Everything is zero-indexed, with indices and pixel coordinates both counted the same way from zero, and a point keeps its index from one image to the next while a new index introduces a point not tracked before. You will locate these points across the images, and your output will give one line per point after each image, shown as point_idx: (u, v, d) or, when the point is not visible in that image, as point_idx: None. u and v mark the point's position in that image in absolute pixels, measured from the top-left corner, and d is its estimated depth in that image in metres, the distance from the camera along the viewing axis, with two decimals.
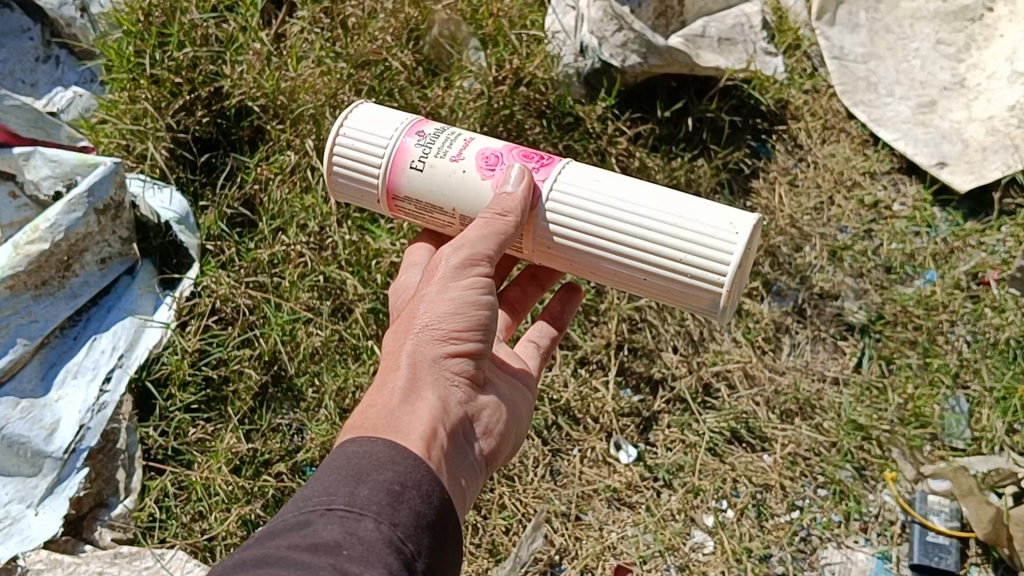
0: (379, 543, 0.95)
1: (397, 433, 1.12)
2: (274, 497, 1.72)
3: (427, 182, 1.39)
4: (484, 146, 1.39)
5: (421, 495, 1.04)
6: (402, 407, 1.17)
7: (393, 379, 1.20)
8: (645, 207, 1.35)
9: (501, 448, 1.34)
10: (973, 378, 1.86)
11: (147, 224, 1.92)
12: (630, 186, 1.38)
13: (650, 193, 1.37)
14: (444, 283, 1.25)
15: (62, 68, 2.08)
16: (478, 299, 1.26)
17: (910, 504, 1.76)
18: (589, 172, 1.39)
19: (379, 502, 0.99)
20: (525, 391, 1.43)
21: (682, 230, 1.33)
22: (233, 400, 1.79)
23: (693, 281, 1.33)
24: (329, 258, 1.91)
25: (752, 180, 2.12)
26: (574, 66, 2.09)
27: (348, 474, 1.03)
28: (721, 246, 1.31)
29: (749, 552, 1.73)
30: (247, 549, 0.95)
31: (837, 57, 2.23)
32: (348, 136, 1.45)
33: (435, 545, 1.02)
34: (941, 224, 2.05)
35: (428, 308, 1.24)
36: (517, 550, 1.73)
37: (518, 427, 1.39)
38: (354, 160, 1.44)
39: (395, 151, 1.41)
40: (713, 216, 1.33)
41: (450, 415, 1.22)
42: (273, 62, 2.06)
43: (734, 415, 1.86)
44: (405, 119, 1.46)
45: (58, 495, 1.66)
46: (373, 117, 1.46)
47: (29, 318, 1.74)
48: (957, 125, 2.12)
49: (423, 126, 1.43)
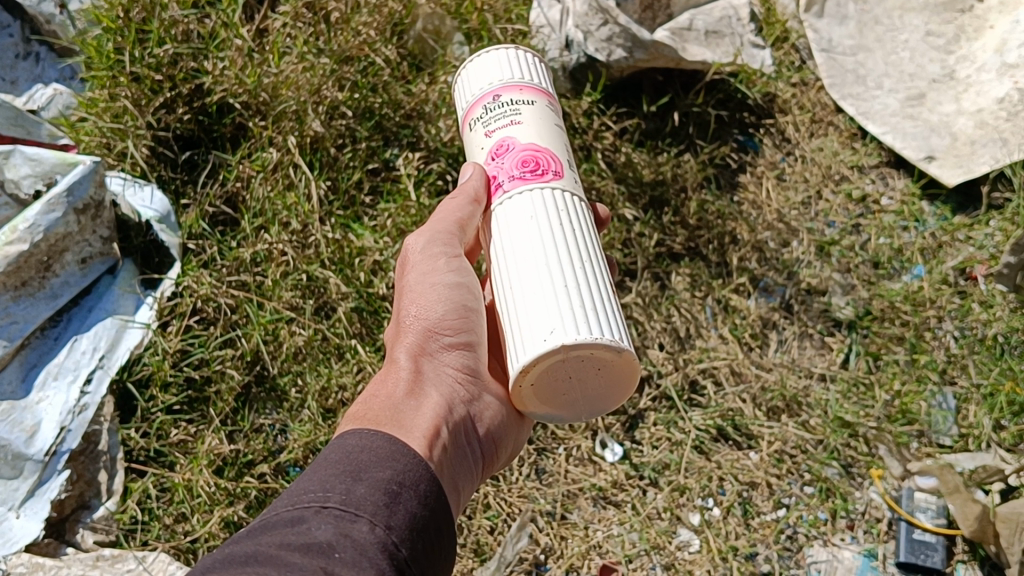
0: (373, 547, 0.93)
1: (400, 426, 1.14)
2: (257, 499, 1.71)
3: (466, 144, 1.37)
4: (516, 137, 1.30)
5: (417, 496, 1.02)
6: (406, 402, 1.20)
7: (396, 376, 1.24)
8: (512, 270, 1.23)
9: (502, 451, 1.33)
10: (961, 374, 1.84)
11: (128, 223, 1.89)
12: (528, 236, 1.23)
13: (533, 261, 1.22)
14: (423, 273, 1.31)
15: (41, 65, 2.07)
16: (460, 287, 1.29)
17: (897, 502, 1.75)
18: (519, 206, 1.26)
19: (375, 503, 0.97)
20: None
21: (516, 307, 1.20)
22: (215, 401, 1.78)
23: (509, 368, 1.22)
24: (311, 256, 1.90)
25: (739, 175, 2.11)
26: (560, 61, 2.07)
27: (346, 470, 1.01)
28: (515, 349, 1.18)
29: (735, 551, 1.71)
30: (237, 542, 0.92)
31: (826, 49, 2.21)
32: (466, 68, 1.42)
33: (428, 549, 0.99)
34: (929, 219, 2.05)
35: (415, 301, 1.29)
36: (501, 550, 1.72)
37: (523, 430, 1.38)
38: (458, 94, 1.43)
39: (470, 102, 1.38)
40: (545, 315, 1.16)
41: (454, 411, 1.23)
42: (255, 59, 2.04)
43: (719, 413, 1.85)
44: (518, 76, 1.37)
45: (39, 497, 1.65)
46: (497, 58, 1.39)
47: (9, 320, 1.72)
48: (946, 118, 2.10)
49: (508, 90, 1.35)
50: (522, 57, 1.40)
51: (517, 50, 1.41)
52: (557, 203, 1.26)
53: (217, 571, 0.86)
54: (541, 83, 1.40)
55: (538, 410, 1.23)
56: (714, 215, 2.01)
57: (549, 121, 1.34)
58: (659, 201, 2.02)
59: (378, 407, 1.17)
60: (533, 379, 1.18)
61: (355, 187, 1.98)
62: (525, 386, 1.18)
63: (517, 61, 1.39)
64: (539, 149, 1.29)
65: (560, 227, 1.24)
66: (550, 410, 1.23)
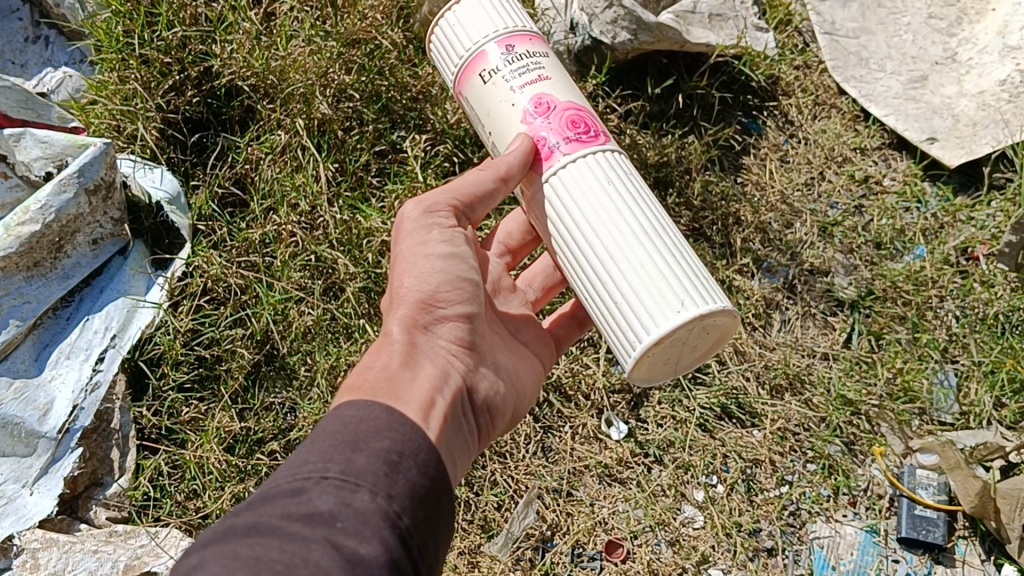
0: (375, 516, 0.93)
1: (396, 396, 1.14)
2: (268, 475, 1.75)
3: (485, 96, 1.38)
4: (547, 90, 1.35)
5: (417, 465, 1.02)
6: (402, 373, 1.20)
7: (390, 349, 1.24)
8: (607, 246, 1.29)
9: (499, 421, 1.35)
10: (961, 353, 1.88)
11: (138, 205, 1.91)
12: (611, 209, 1.30)
13: (631, 233, 1.29)
14: (416, 243, 1.30)
15: (51, 49, 2.09)
16: (451, 261, 1.29)
17: (898, 478, 1.78)
18: (586, 176, 1.31)
19: (376, 473, 0.97)
20: (532, 361, 1.45)
21: (621, 287, 1.27)
22: (226, 379, 1.81)
23: (613, 341, 1.30)
24: (319, 237, 1.92)
25: (743, 157, 2.12)
26: (565, 43, 2.09)
27: (345, 440, 1.00)
28: (641, 323, 1.25)
29: (738, 527, 1.74)
30: (240, 513, 0.93)
31: (829, 32, 2.23)
32: (461, 15, 1.41)
33: (429, 517, 1.00)
34: (932, 199, 2.07)
35: (410, 272, 1.28)
36: (508, 526, 1.74)
37: (518, 397, 1.40)
38: (452, 42, 1.42)
39: (475, 52, 1.38)
40: (661, 293, 1.24)
41: (450, 382, 1.24)
42: (263, 41, 2.06)
43: (723, 392, 1.86)
44: (521, 25, 1.40)
45: (53, 474, 1.68)
46: (493, 5, 1.41)
47: (22, 300, 1.74)
48: (948, 100, 2.13)
49: (517, 41, 1.38)
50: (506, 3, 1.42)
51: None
52: (618, 166, 1.34)
53: (220, 546, 0.88)
54: (529, 24, 1.42)
55: (643, 374, 1.32)
56: (718, 196, 2.02)
57: (562, 70, 1.39)
58: (663, 182, 2.02)
59: (374, 378, 1.17)
60: (659, 348, 1.26)
61: (363, 168, 2.00)
62: (653, 354, 1.27)
63: (506, 7, 1.41)
64: (577, 108, 1.35)
65: (635, 193, 1.33)
66: (654, 371, 1.34)
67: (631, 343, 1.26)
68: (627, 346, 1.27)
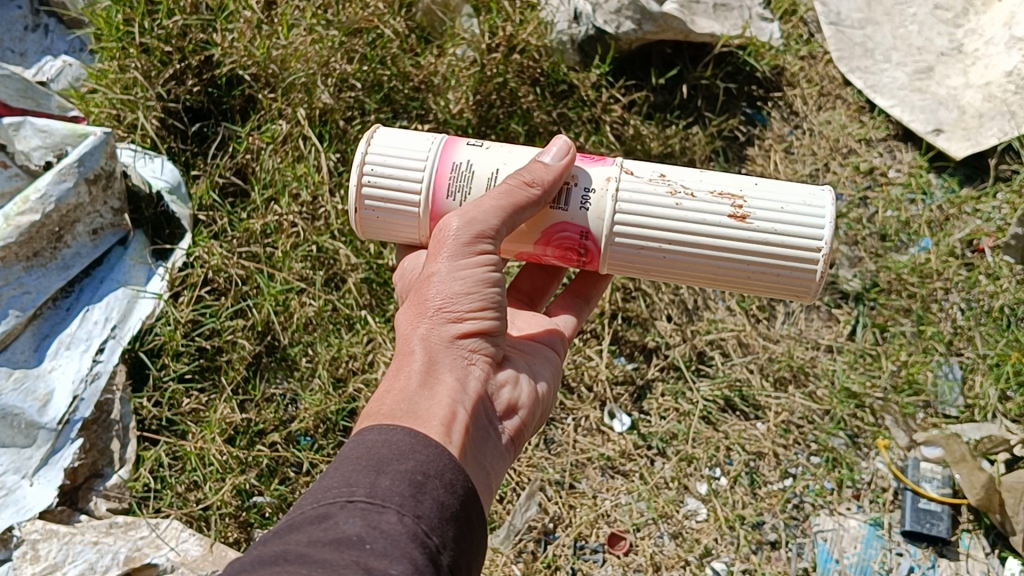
0: (403, 538, 0.86)
1: (418, 418, 1.04)
2: (268, 467, 1.74)
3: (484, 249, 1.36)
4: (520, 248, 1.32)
5: (444, 484, 0.94)
6: (420, 392, 1.09)
7: (408, 367, 1.13)
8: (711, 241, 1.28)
9: (529, 424, 1.24)
10: (966, 345, 1.87)
11: (139, 194, 1.91)
12: (686, 205, 1.29)
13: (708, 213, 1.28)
14: (454, 259, 1.17)
15: (51, 37, 2.07)
16: (489, 276, 1.18)
17: (902, 472, 1.78)
18: (651, 196, 1.29)
19: (402, 494, 0.90)
20: (551, 356, 1.34)
21: (761, 219, 1.27)
22: (227, 370, 1.80)
23: (779, 287, 1.31)
24: (321, 228, 1.92)
25: (747, 148, 2.11)
26: (568, 33, 2.06)
27: (369, 463, 0.93)
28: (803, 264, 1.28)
29: (741, 520, 1.74)
30: (265, 544, 0.87)
31: (834, 22, 2.19)
32: (381, 221, 1.35)
33: (461, 536, 0.93)
34: (937, 191, 2.05)
35: (438, 288, 1.16)
36: (510, 519, 1.74)
37: (547, 403, 1.29)
38: (402, 239, 1.37)
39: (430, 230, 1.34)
40: (794, 185, 1.29)
41: (470, 392, 1.14)
42: (263, 30, 2.03)
43: (727, 384, 1.85)
44: (418, 184, 1.31)
45: (52, 466, 1.67)
46: (386, 187, 1.33)
47: (21, 290, 1.72)
48: (955, 91, 2.11)
49: (439, 196, 1.31)
50: (384, 175, 1.33)
51: (372, 168, 1.34)
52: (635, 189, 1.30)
53: None
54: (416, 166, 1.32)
55: None
56: None
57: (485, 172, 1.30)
58: None
59: (392, 403, 1.07)
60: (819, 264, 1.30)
61: None
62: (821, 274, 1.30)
63: (391, 180, 1.32)
64: (548, 241, 1.30)
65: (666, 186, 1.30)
66: None
67: (811, 237, 1.27)
68: (806, 246, 1.27)
